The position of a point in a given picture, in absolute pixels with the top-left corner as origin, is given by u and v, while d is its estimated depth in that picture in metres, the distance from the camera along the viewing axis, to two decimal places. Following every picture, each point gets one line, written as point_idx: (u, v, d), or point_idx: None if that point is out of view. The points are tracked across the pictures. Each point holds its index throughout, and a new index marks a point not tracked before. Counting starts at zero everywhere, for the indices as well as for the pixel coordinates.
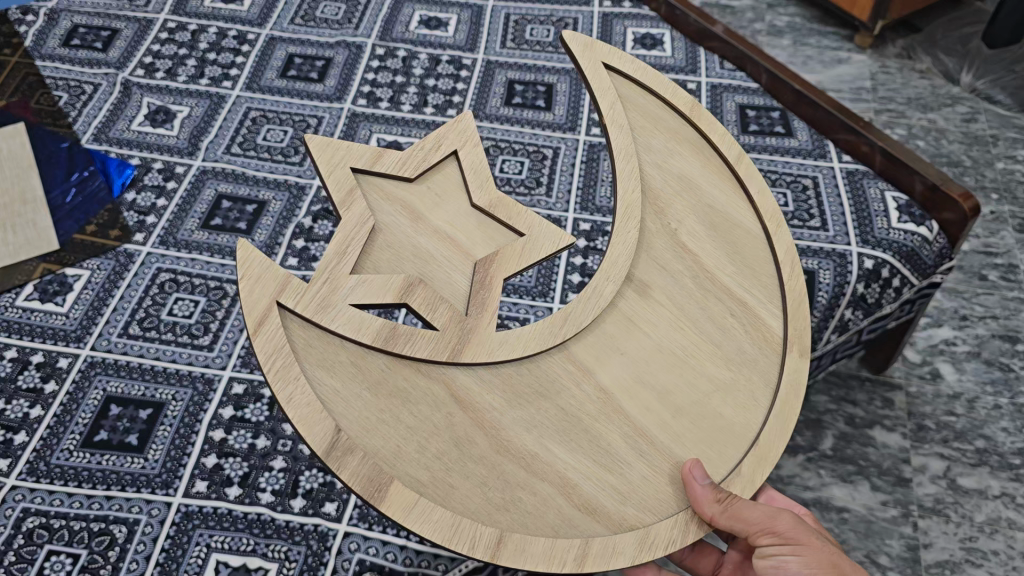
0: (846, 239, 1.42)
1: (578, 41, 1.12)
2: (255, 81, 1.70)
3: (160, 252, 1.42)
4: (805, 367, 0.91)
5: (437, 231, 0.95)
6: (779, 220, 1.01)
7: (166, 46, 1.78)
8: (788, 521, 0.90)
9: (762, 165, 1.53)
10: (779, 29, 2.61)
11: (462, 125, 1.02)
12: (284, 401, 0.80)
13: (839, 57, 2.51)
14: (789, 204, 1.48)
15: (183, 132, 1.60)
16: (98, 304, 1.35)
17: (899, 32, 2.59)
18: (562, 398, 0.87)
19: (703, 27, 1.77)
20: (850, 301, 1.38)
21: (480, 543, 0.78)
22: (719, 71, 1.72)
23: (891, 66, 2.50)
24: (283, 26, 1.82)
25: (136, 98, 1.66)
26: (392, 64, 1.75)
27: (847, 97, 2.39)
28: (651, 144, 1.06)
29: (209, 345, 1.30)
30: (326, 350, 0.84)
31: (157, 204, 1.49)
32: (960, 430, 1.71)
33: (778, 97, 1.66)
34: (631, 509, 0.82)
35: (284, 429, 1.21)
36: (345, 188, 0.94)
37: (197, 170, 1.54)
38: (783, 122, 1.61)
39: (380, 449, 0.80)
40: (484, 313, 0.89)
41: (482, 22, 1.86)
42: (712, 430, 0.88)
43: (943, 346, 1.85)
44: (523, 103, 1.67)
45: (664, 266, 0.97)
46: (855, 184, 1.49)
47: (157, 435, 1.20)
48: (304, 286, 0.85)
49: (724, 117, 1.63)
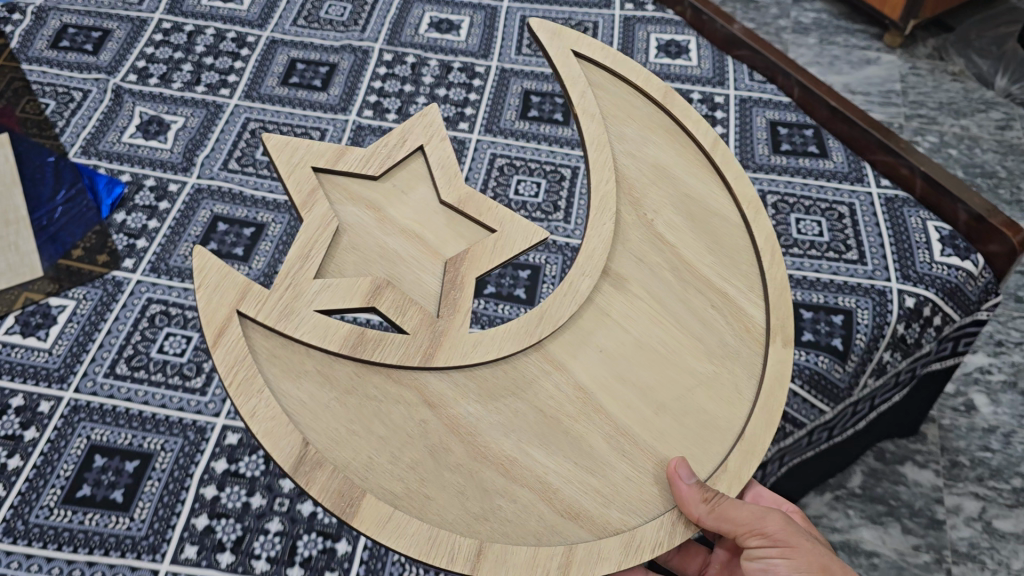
0: (886, 273, 1.27)
1: (546, 28, 1.08)
2: (254, 89, 1.56)
3: (151, 280, 1.29)
4: (789, 357, 0.89)
5: (405, 230, 0.91)
6: (758, 206, 0.99)
7: (161, 49, 1.63)
8: (777, 521, 0.85)
9: (794, 189, 1.38)
10: (805, 27, 2.41)
11: (430, 119, 0.99)
12: (247, 413, 0.76)
13: (867, 58, 2.31)
14: (823, 234, 1.33)
15: (178, 146, 1.47)
16: (83, 338, 1.23)
17: (930, 32, 2.38)
18: (538, 396, 0.84)
19: (730, 33, 1.57)
20: (889, 343, 1.22)
21: (460, 554, 0.75)
22: (748, 84, 1.54)
23: (922, 67, 2.29)
24: (285, 28, 1.67)
25: (127, 107, 1.53)
26: (399, 71, 1.59)
27: (876, 101, 2.20)
28: (624, 132, 1.03)
29: (200, 390, 1.18)
30: (292, 358, 0.81)
31: (149, 226, 1.36)
32: (996, 468, 1.57)
33: (812, 113, 1.48)
34: (616, 511, 0.80)
35: (281, 485, 1.09)
36: (306, 188, 0.91)
37: (192, 188, 1.41)
38: (817, 141, 1.44)
39: (350, 462, 0.77)
40: (456, 314, 0.86)
41: (496, 25, 1.68)
42: (696, 427, 0.85)
43: (977, 375, 1.69)
44: (540, 116, 1.51)
45: (641, 259, 0.94)
46: (894, 212, 1.34)
47: (144, 491, 1.09)
48: (264, 293, 0.82)
49: (755, 135, 1.46)
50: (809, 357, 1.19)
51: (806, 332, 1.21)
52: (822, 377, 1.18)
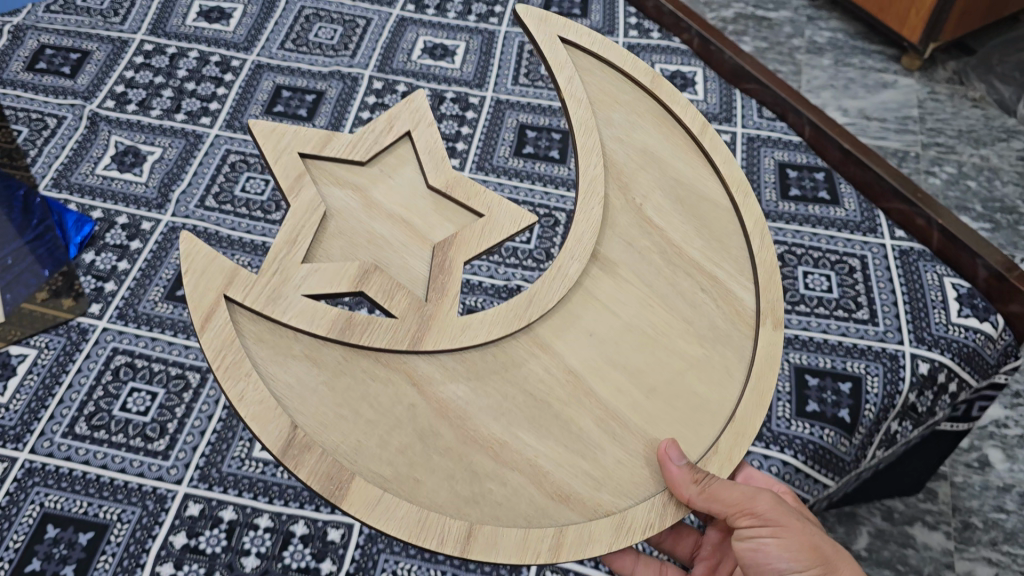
0: (898, 336, 1.28)
1: (534, 16, 1.08)
2: (237, 118, 1.55)
3: (118, 328, 1.31)
4: (780, 338, 0.89)
5: (393, 216, 0.92)
6: (747, 189, 0.99)
7: (141, 72, 1.63)
8: (767, 502, 0.85)
9: (802, 239, 1.42)
10: (819, 47, 2.26)
11: (416, 105, 0.99)
12: (235, 398, 0.77)
13: (883, 81, 2.18)
14: (832, 289, 1.36)
15: (153, 180, 1.47)
16: (42, 394, 1.25)
17: (951, 54, 2.24)
18: (527, 379, 0.84)
19: (737, 64, 1.57)
20: (898, 412, 1.23)
21: (450, 537, 0.75)
22: (757, 120, 1.54)
23: (941, 92, 2.16)
24: (271, 51, 1.66)
25: (102, 136, 1.53)
26: (389, 101, 1.57)
27: (892, 128, 2.08)
28: (612, 117, 1.03)
29: (163, 452, 1.19)
30: (281, 343, 0.81)
31: (118, 268, 1.37)
32: (1010, 531, 1.50)
33: (824, 154, 1.49)
34: (606, 494, 0.80)
35: (242, 565, 1.10)
36: (294, 174, 0.90)
37: (166, 227, 1.41)
38: (828, 185, 1.46)
39: (339, 446, 0.77)
40: (444, 299, 0.86)
41: (493, 51, 1.66)
42: (687, 409, 0.85)
43: (993, 429, 1.63)
44: (535, 154, 1.49)
45: (630, 243, 0.94)
46: (908, 267, 1.35)
47: (95, 567, 1.10)
48: (252, 278, 0.82)
49: (763, 177, 1.49)
50: (814, 430, 1.20)
51: (811, 402, 1.23)
52: (827, 452, 1.19)
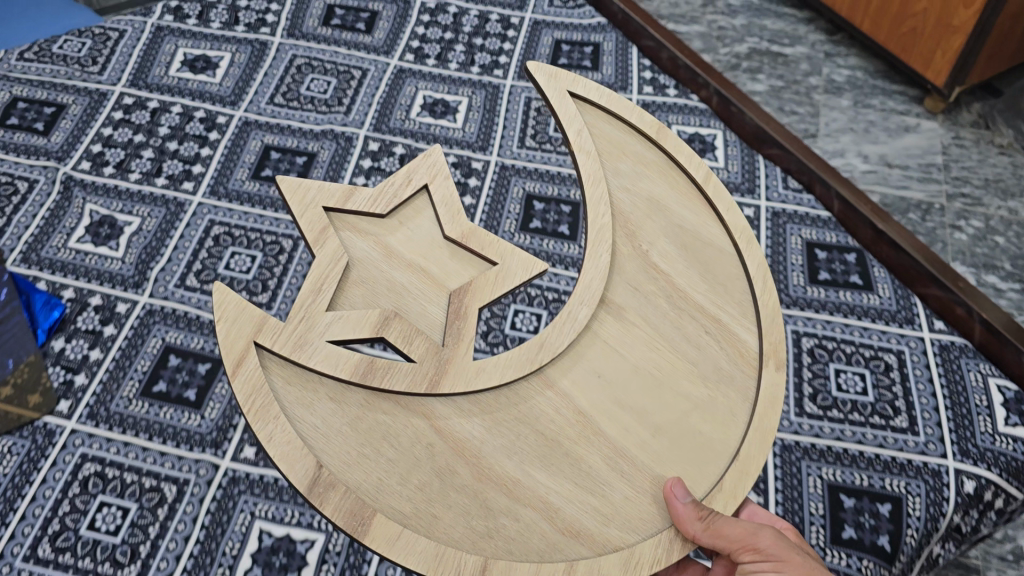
0: (940, 449, 1.23)
1: (543, 72, 1.14)
2: (222, 183, 1.49)
3: (89, 429, 1.21)
4: (782, 379, 0.93)
5: (412, 265, 0.97)
6: (750, 237, 1.03)
7: (120, 129, 1.57)
8: (769, 537, 0.88)
9: (836, 332, 1.36)
10: (839, 86, 2.03)
11: (433, 160, 1.04)
12: (264, 438, 0.82)
13: (906, 124, 1.95)
14: (867, 390, 1.30)
15: (130, 255, 1.40)
16: (3, 505, 1.14)
17: (976, 95, 2.01)
18: (538, 418, 0.88)
19: (761, 130, 1.58)
20: (944, 535, 1.17)
21: (466, 570, 0.79)
22: (781, 192, 1.52)
23: (966, 137, 1.93)
24: (260, 106, 1.61)
25: (76, 204, 1.47)
26: (386, 164, 1.53)
27: (915, 176, 1.85)
28: (619, 168, 1.08)
29: None
30: (307, 388, 0.86)
31: (90, 357, 1.28)
32: None
33: (853, 231, 1.48)
34: (615, 530, 0.84)
35: None
36: (318, 227, 0.96)
37: (142, 310, 1.33)
38: (860, 269, 1.44)
39: (361, 483, 0.82)
40: (460, 344, 0.91)
41: (499, 108, 1.63)
42: (692, 448, 0.89)
43: None
44: (544, 229, 1.46)
45: (637, 288, 0.98)
46: (949, 363, 1.32)
47: None
48: (279, 327, 0.88)
49: (790, 257, 1.45)
50: (850, 561, 1.14)
51: (847, 526, 1.17)
52: None
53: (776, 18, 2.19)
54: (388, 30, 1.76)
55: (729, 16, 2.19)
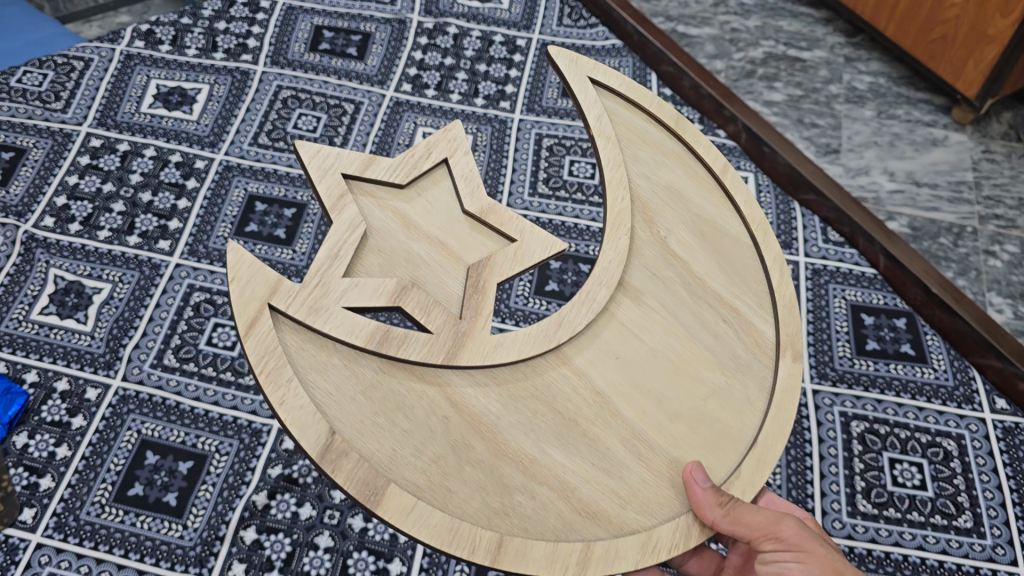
0: (1009, 553, 1.26)
1: (565, 57, 1.13)
2: (202, 241, 1.50)
3: (56, 544, 1.20)
4: (799, 370, 0.92)
5: (430, 238, 0.95)
6: (767, 228, 1.02)
7: (86, 177, 1.56)
8: (792, 527, 0.86)
9: (890, 415, 1.38)
10: (861, 95, 1.94)
11: (452, 135, 1.03)
12: (277, 403, 0.80)
13: (933, 137, 1.86)
14: (927, 485, 1.32)
15: (100, 330, 1.40)
16: None
17: (1005, 104, 1.94)
18: (556, 395, 0.86)
19: (801, 178, 1.67)
20: None
21: (480, 546, 0.77)
22: (821, 245, 1.57)
23: (997, 151, 1.85)
24: (243, 148, 1.62)
25: (39, 267, 1.46)
26: None
27: (946, 197, 1.75)
28: (638, 155, 1.07)
29: None
30: (318, 354, 0.84)
31: (57, 454, 1.27)
32: None
33: (902, 291, 1.53)
34: (633, 512, 0.81)
35: None
36: (337, 193, 0.95)
37: (116, 395, 1.33)
38: (911, 339, 1.47)
39: (374, 453, 0.79)
40: (478, 318, 0.89)
41: (506, 145, 1.66)
42: (711, 434, 0.87)
43: None
44: (558, 291, 1.47)
45: (655, 274, 0.97)
46: (1013, 450, 1.36)
47: None
48: (295, 290, 0.86)
49: (835, 319, 1.48)
50: None
51: None
52: None
53: (793, 19, 2.09)
54: (381, 56, 1.78)
55: (742, 16, 2.08)
